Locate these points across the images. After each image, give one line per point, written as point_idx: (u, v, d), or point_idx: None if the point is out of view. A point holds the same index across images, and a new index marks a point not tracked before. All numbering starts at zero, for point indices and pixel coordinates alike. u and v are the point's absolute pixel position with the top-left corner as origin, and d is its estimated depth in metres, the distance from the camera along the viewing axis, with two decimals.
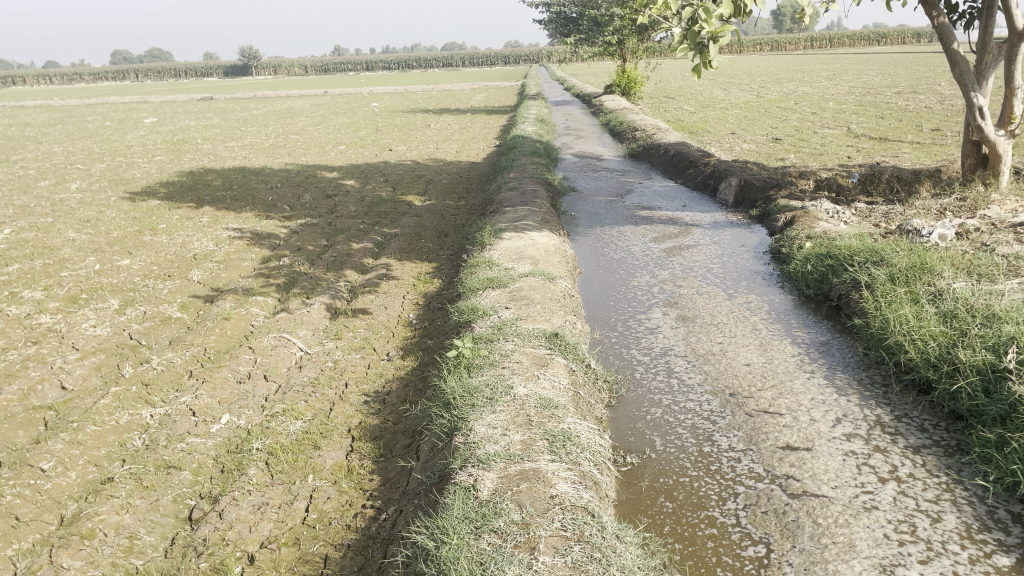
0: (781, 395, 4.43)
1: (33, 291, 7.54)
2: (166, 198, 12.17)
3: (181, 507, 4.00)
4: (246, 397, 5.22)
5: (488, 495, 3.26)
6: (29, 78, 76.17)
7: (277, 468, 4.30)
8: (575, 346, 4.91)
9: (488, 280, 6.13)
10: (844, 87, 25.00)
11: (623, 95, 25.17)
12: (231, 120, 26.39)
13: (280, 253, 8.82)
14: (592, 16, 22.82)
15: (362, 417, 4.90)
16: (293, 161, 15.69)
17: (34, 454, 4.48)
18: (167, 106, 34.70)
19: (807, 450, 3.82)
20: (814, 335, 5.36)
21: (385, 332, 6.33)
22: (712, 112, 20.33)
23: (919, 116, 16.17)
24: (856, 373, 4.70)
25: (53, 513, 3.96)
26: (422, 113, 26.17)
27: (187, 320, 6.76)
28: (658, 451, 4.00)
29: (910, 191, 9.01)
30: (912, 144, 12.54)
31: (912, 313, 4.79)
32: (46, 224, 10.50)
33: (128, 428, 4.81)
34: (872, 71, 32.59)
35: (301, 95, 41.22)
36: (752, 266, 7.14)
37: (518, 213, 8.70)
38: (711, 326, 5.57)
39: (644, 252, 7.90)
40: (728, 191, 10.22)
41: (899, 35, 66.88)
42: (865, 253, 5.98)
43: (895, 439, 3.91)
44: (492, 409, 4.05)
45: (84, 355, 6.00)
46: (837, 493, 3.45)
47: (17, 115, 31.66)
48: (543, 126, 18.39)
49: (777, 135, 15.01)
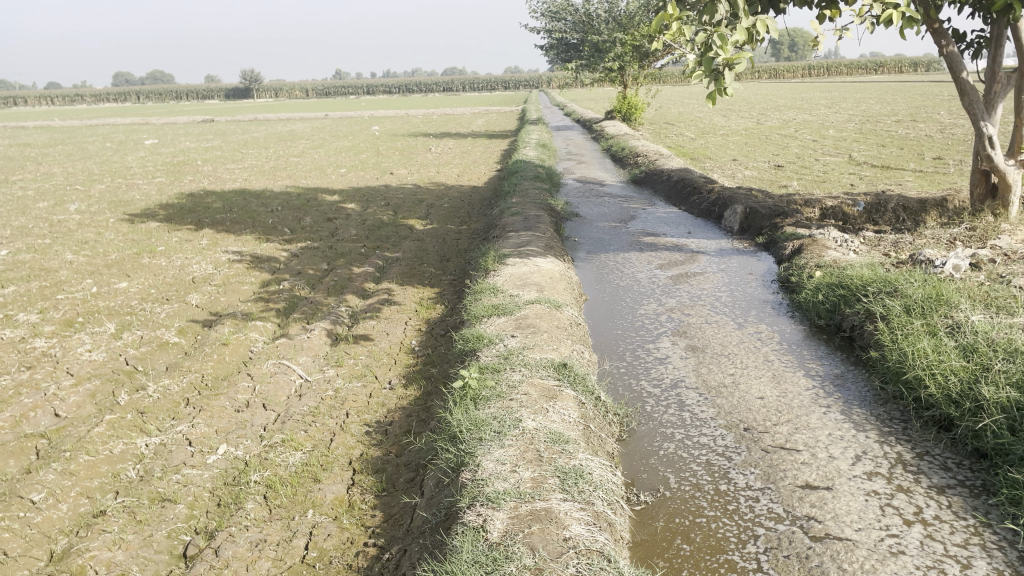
0: (797, 430, 4.30)
1: (28, 314, 7.41)
2: (166, 220, 12.09)
3: (176, 543, 3.85)
4: (244, 427, 5.07)
5: (498, 537, 3.11)
6: (32, 100, 76.60)
7: (276, 502, 4.15)
8: (583, 377, 4.79)
9: (492, 307, 6.02)
10: (843, 115, 25.08)
11: (624, 121, 25.21)
12: (232, 142, 26.38)
13: (280, 277, 8.70)
14: (593, 42, 22.84)
15: (364, 449, 4.76)
16: (294, 184, 15.62)
17: (24, 484, 4.34)
18: (169, 129, 34.84)
19: (827, 490, 3.68)
20: (828, 368, 5.23)
21: (387, 359, 6.20)
22: (713, 139, 20.33)
23: (920, 144, 16.15)
24: (873, 408, 4.57)
25: (43, 548, 3.80)
26: (422, 137, 26.16)
27: (184, 345, 6.63)
28: (672, 489, 3.86)
29: (917, 220, 8.93)
30: (916, 173, 12.49)
31: (931, 346, 4.68)
32: (44, 246, 10.38)
33: (122, 458, 4.66)
34: (870, 100, 32.74)
35: (301, 118, 41.42)
36: (761, 295, 7.03)
37: (522, 238, 8.60)
38: (722, 357, 5.45)
39: (651, 279, 7.79)
40: (734, 218, 10.12)
41: (897, 64, 67.59)
42: (878, 283, 5.88)
43: (918, 478, 3.78)
44: (500, 443, 3.91)
45: (79, 381, 5.85)
46: (861, 536, 3.31)
47: (16, 137, 31.78)
48: (544, 151, 18.35)
49: (779, 162, 14.99)
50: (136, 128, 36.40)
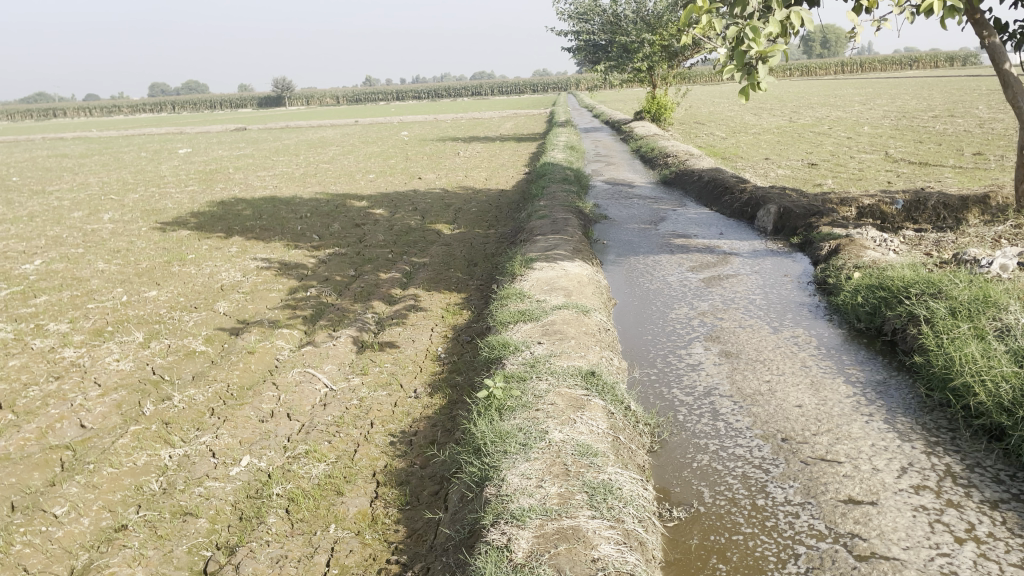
0: (838, 440, 4.11)
1: (58, 324, 7.44)
2: (197, 228, 12.15)
3: (196, 558, 3.76)
4: (268, 437, 4.99)
5: (523, 558, 2.97)
6: (71, 112, 78.25)
7: (298, 516, 4.05)
8: (612, 386, 4.62)
9: (518, 313, 5.88)
10: (878, 111, 24.58)
11: (653, 121, 24.94)
12: (263, 150, 26.56)
13: (307, 283, 8.66)
14: (622, 43, 22.61)
15: (388, 460, 4.65)
16: (323, 190, 15.64)
17: (47, 498, 4.30)
18: (201, 138, 35.27)
19: (872, 505, 3.49)
20: (869, 374, 5.02)
21: (412, 367, 6.09)
22: (745, 138, 20.00)
23: (959, 140, 15.69)
24: (918, 416, 4.36)
25: (64, 564, 3.75)
26: (450, 141, 26.11)
27: (211, 353, 6.59)
28: (707, 504, 3.69)
29: (958, 218, 8.63)
30: (955, 169, 12.13)
31: (979, 351, 4.47)
32: (77, 255, 10.47)
33: (146, 470, 4.60)
34: (905, 96, 32.01)
35: (332, 124, 41.64)
36: (797, 297, 6.81)
37: (549, 242, 8.45)
38: (757, 363, 5.25)
39: (682, 283, 7.59)
40: (767, 218, 9.87)
41: (932, 60, 66.46)
42: (921, 284, 5.66)
43: (969, 492, 3.58)
44: (526, 456, 3.77)
45: (106, 391, 5.83)
46: (910, 555, 3.12)
47: (55, 147, 32.27)
48: (573, 153, 18.19)
49: (813, 160, 14.65)
50: (169, 138, 36.88)
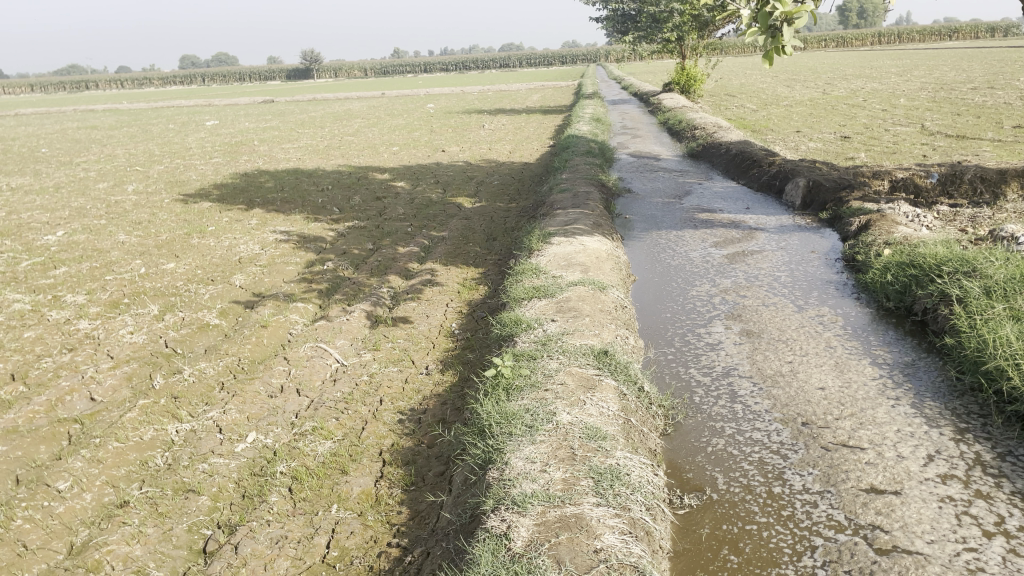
0: (862, 426, 3.92)
1: (75, 295, 7.42)
2: (218, 199, 12.11)
3: (196, 538, 3.69)
4: (276, 413, 4.91)
5: (522, 547, 2.86)
6: (102, 83, 79.21)
7: (300, 495, 3.96)
8: (626, 365, 4.47)
9: (533, 289, 5.72)
10: (914, 83, 23.87)
11: (682, 93, 24.47)
12: (290, 122, 26.50)
13: (325, 257, 8.56)
14: (651, 13, 22.13)
15: (395, 438, 4.54)
16: (346, 163, 15.53)
17: (51, 472, 4.25)
18: (229, 110, 35.31)
19: (895, 495, 3.31)
20: (896, 355, 4.81)
21: (425, 343, 5.97)
22: (776, 110, 19.53)
23: (999, 112, 15.15)
24: (948, 401, 4.15)
25: (63, 540, 3.70)
26: (476, 113, 25.83)
27: (224, 327, 6.52)
28: (720, 491, 3.53)
29: (996, 192, 8.29)
30: (993, 142, 11.70)
31: (1014, 333, 4.25)
32: (100, 226, 10.48)
33: (152, 445, 4.54)
34: (944, 67, 31.13)
35: (358, 96, 41.59)
36: (823, 275, 6.57)
37: (569, 216, 8.26)
38: (780, 343, 5.05)
39: (704, 259, 7.37)
40: (796, 192, 9.57)
41: (972, 31, 64.61)
42: (954, 262, 5.41)
43: (1000, 483, 3.38)
44: (531, 439, 3.65)
45: (117, 364, 5.78)
46: (934, 550, 2.94)
47: (85, 119, 32.56)
48: (598, 125, 17.90)
49: (846, 133, 14.24)
50: (199, 109, 37.05)
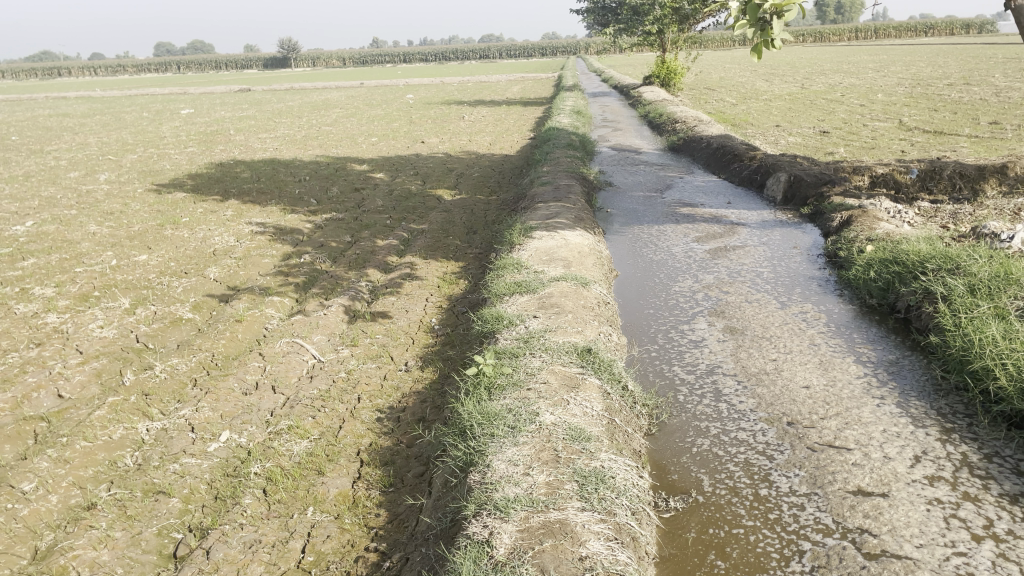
0: (848, 425, 3.87)
1: (44, 288, 7.21)
2: (193, 190, 11.87)
3: (166, 542, 3.57)
4: (250, 411, 4.78)
5: (505, 555, 2.77)
6: (75, 69, 77.81)
7: (275, 497, 3.85)
8: (610, 364, 4.39)
9: (515, 285, 5.62)
10: (893, 78, 24.01)
11: (662, 86, 24.42)
12: (266, 111, 26.12)
13: (302, 249, 8.40)
14: (632, 6, 22.02)
15: (373, 438, 4.43)
16: (324, 153, 15.31)
17: (16, 472, 4.09)
18: (206, 99, 34.73)
19: (883, 497, 3.26)
20: (880, 353, 4.77)
21: (404, 339, 5.85)
22: (756, 104, 19.55)
23: (976, 108, 15.23)
24: (933, 400, 4.12)
25: (26, 545, 3.54)
26: (456, 104, 25.63)
27: (198, 321, 6.36)
28: (706, 494, 3.47)
29: (975, 188, 8.31)
30: (970, 138, 11.77)
31: (1000, 333, 4.22)
32: (69, 217, 10.21)
33: (121, 445, 4.39)
34: (921, 63, 31.31)
35: (337, 86, 41.15)
36: (806, 271, 6.53)
37: (551, 210, 8.16)
38: (763, 340, 5.00)
39: (686, 253, 7.32)
40: (777, 187, 9.55)
41: (947, 27, 65.20)
42: (937, 259, 5.39)
43: (987, 485, 3.34)
44: (514, 441, 3.55)
45: (86, 359, 5.61)
46: (923, 554, 2.89)
47: (57, 106, 32.04)
48: (578, 117, 17.79)
49: (825, 127, 14.27)
50: (173, 98, 36.45)
